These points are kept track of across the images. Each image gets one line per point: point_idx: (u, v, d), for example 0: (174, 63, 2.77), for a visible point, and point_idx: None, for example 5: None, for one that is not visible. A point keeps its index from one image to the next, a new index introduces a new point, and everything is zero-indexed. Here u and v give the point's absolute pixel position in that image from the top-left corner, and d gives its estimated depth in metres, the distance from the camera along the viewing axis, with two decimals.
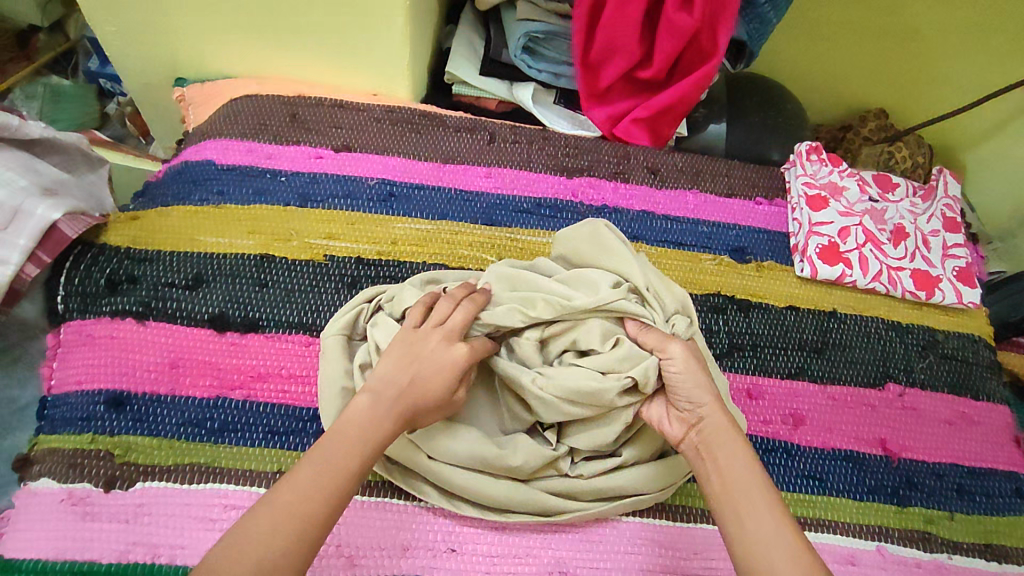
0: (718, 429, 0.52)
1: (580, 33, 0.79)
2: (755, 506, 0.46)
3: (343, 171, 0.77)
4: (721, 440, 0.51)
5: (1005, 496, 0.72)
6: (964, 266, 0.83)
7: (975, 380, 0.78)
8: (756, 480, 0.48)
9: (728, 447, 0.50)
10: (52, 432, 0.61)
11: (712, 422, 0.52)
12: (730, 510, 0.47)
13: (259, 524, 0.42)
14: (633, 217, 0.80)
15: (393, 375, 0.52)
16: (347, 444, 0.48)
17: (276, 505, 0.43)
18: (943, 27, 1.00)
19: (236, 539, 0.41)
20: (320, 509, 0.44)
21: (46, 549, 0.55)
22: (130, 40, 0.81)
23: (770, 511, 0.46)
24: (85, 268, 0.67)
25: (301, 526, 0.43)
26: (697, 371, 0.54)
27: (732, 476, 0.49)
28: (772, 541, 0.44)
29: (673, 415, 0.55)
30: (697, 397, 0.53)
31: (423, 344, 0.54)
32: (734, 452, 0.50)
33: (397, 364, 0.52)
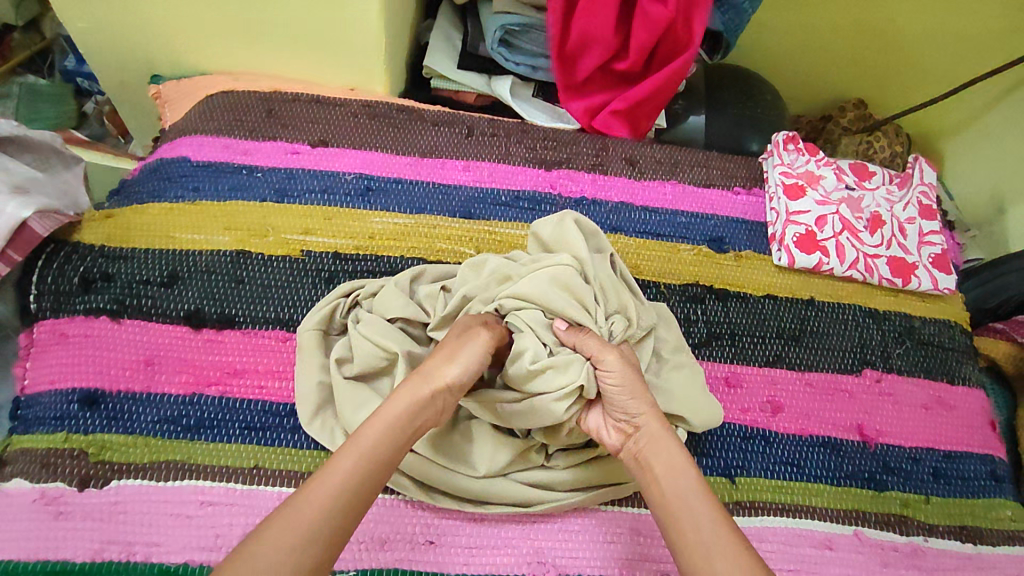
0: (654, 434, 0.53)
1: (554, 26, 0.79)
2: (691, 507, 0.47)
3: (320, 166, 0.77)
4: (661, 445, 0.52)
5: (979, 479, 0.73)
6: (940, 252, 0.83)
7: (951, 365, 0.78)
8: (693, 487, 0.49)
9: (664, 453, 0.52)
10: (25, 432, 0.60)
11: (648, 431, 0.53)
12: (671, 513, 0.48)
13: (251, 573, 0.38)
14: (612, 209, 0.80)
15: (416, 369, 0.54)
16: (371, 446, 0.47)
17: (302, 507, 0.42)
18: (920, 16, 1.01)
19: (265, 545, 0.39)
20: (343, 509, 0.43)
21: (18, 549, 0.54)
22: (102, 36, 0.80)
23: (709, 514, 0.47)
24: (58, 267, 0.66)
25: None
26: (634, 380, 0.55)
27: (670, 485, 0.49)
28: (712, 543, 0.45)
29: (610, 424, 0.56)
30: (633, 409, 0.54)
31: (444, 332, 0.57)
32: (670, 461, 0.51)
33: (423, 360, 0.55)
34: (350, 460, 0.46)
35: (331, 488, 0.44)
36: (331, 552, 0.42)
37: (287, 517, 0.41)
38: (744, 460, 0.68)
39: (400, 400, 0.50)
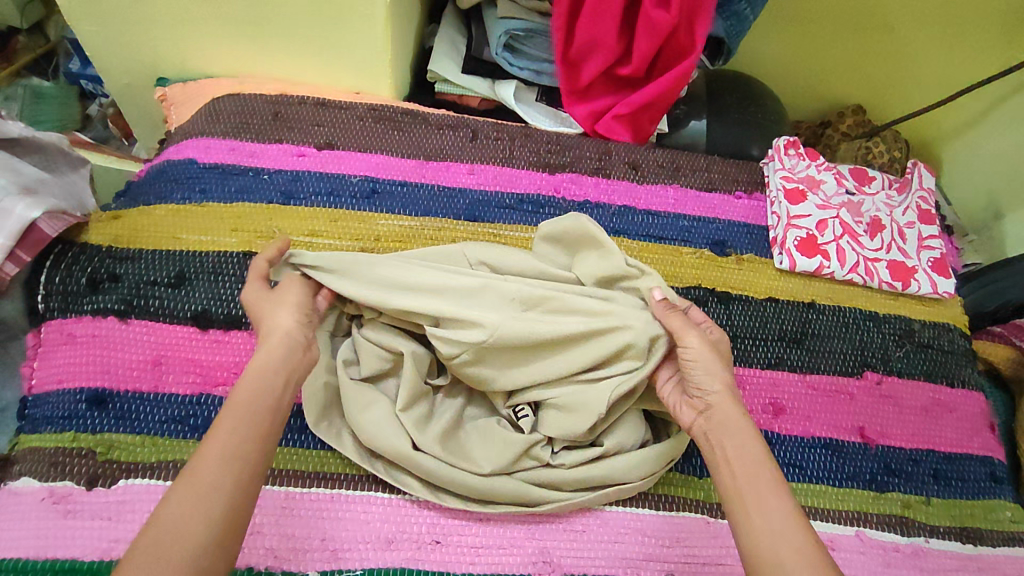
0: (726, 417, 0.53)
1: (559, 31, 0.80)
2: (761, 494, 0.47)
3: (326, 168, 0.77)
4: (734, 428, 0.52)
5: (979, 481, 0.74)
6: (939, 256, 0.84)
7: (950, 368, 0.79)
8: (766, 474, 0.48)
9: (735, 435, 0.51)
10: (33, 431, 0.60)
11: (723, 410, 0.53)
12: (737, 496, 0.48)
13: (160, 553, 0.39)
14: (615, 212, 0.81)
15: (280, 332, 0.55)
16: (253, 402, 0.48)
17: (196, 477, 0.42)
18: (918, 24, 1.02)
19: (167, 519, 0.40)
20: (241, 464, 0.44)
21: (26, 547, 0.54)
22: (109, 39, 0.80)
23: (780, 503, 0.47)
24: (66, 267, 0.67)
25: (211, 530, 0.41)
26: (709, 358, 0.55)
27: (741, 467, 0.49)
28: (779, 533, 0.45)
29: (685, 400, 0.57)
30: (707, 386, 0.54)
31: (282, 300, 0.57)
32: (742, 443, 0.51)
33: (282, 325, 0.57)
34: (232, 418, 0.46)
35: (219, 448, 0.44)
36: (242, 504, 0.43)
37: (186, 480, 0.42)
38: None
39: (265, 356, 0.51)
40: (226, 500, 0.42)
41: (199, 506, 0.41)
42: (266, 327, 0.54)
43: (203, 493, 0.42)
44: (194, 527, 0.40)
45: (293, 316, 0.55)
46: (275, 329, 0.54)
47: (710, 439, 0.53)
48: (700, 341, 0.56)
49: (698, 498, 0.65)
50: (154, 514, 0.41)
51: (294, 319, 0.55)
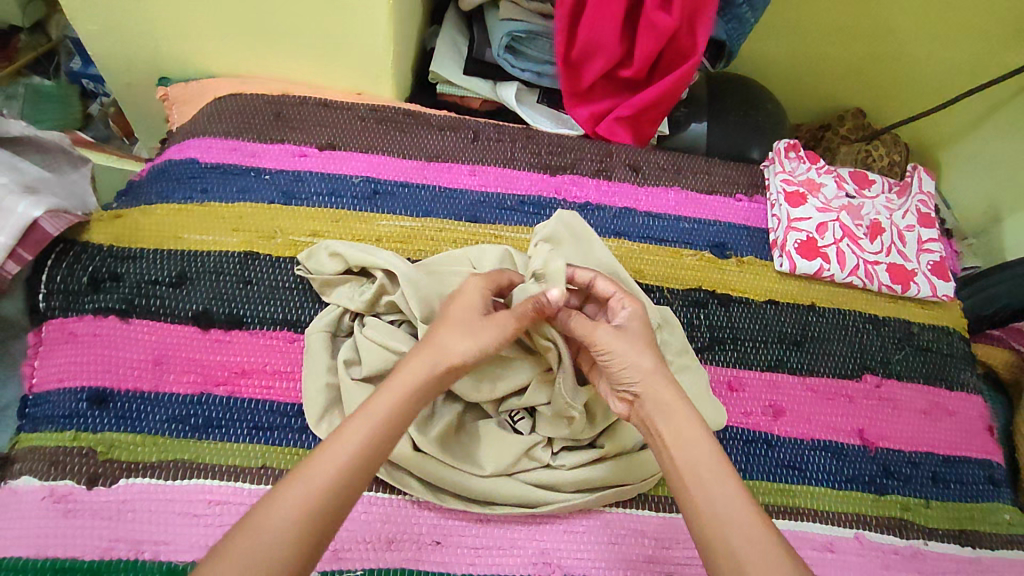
0: (660, 402, 0.52)
1: (561, 33, 0.81)
2: (706, 479, 0.47)
3: (328, 168, 0.78)
4: (670, 412, 0.51)
5: (978, 483, 0.74)
6: (938, 260, 0.85)
7: (949, 371, 0.79)
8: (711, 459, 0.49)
9: (672, 419, 0.51)
10: (34, 429, 0.60)
11: (657, 394, 0.52)
12: (683, 483, 0.48)
13: (256, 553, 0.39)
14: (616, 214, 0.81)
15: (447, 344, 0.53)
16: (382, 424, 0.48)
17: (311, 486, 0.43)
18: (918, 28, 1.03)
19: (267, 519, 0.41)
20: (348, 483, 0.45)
21: (27, 546, 0.54)
22: (111, 38, 0.80)
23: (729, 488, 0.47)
24: (67, 265, 0.67)
25: (296, 557, 0.41)
26: (630, 350, 0.54)
27: (681, 452, 0.49)
28: (727, 518, 0.45)
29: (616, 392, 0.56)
30: (632, 377, 0.53)
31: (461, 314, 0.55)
32: (679, 427, 0.50)
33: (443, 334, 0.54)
34: (364, 433, 0.47)
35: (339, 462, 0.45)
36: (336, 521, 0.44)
37: (298, 483, 0.43)
38: (747, 462, 0.69)
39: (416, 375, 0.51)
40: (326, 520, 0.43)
41: (302, 515, 0.42)
42: (435, 343, 0.53)
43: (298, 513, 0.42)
44: (280, 547, 0.40)
45: (472, 346, 0.53)
46: (443, 351, 0.52)
47: (647, 424, 0.52)
48: (607, 335, 0.55)
49: None
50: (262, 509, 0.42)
51: (472, 349, 0.53)
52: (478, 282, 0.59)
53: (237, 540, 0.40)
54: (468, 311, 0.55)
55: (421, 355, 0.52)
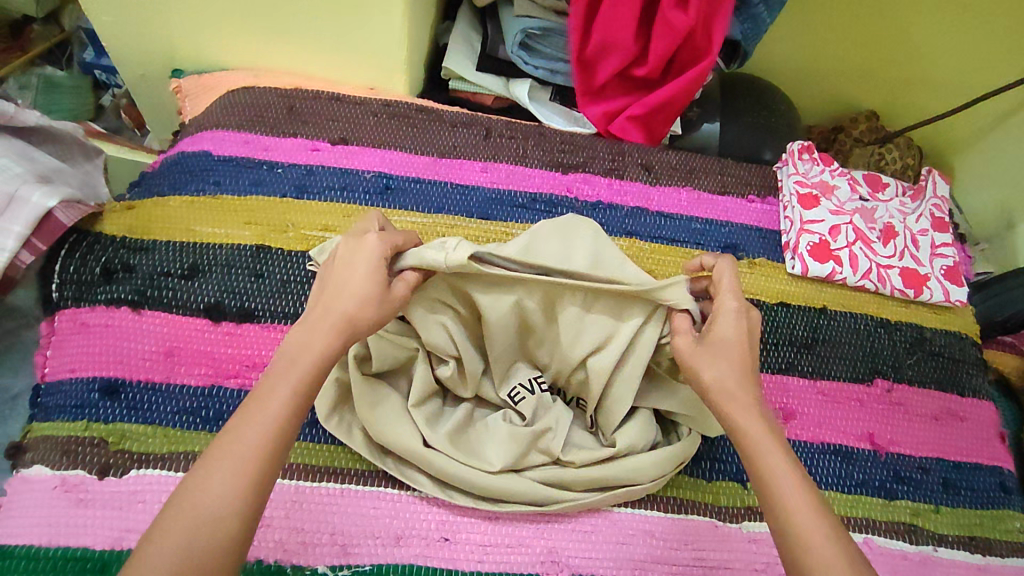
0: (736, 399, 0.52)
1: (575, 30, 0.80)
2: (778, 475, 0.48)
3: (340, 163, 0.77)
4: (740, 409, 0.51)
5: (988, 490, 0.73)
6: (952, 264, 0.84)
7: (961, 377, 0.79)
8: (782, 465, 0.48)
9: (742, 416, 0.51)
10: (46, 419, 0.61)
11: (740, 405, 0.52)
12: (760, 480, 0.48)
13: (189, 530, 0.40)
14: (628, 213, 0.81)
15: (356, 311, 0.50)
16: (298, 390, 0.47)
17: (235, 454, 0.43)
18: (935, 30, 1.02)
19: (192, 496, 0.41)
20: (273, 448, 0.44)
21: (39, 535, 0.55)
22: (126, 29, 0.80)
23: (796, 487, 0.47)
24: (80, 256, 0.67)
25: (236, 528, 0.41)
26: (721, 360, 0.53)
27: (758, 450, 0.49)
28: (800, 517, 0.45)
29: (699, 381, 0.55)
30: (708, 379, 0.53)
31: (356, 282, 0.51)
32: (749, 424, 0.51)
33: (349, 299, 0.50)
34: (278, 400, 0.46)
35: (258, 428, 0.44)
36: (264, 488, 0.43)
37: (220, 457, 0.43)
38: None
39: (321, 340, 0.49)
40: (252, 489, 0.42)
41: (222, 488, 0.41)
42: (343, 313, 0.50)
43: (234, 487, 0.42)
44: (228, 520, 0.41)
45: (379, 318, 0.51)
46: (354, 318, 0.50)
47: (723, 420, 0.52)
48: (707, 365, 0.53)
49: (707, 501, 0.65)
50: (183, 489, 0.41)
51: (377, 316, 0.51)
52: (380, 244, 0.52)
53: (163, 525, 0.40)
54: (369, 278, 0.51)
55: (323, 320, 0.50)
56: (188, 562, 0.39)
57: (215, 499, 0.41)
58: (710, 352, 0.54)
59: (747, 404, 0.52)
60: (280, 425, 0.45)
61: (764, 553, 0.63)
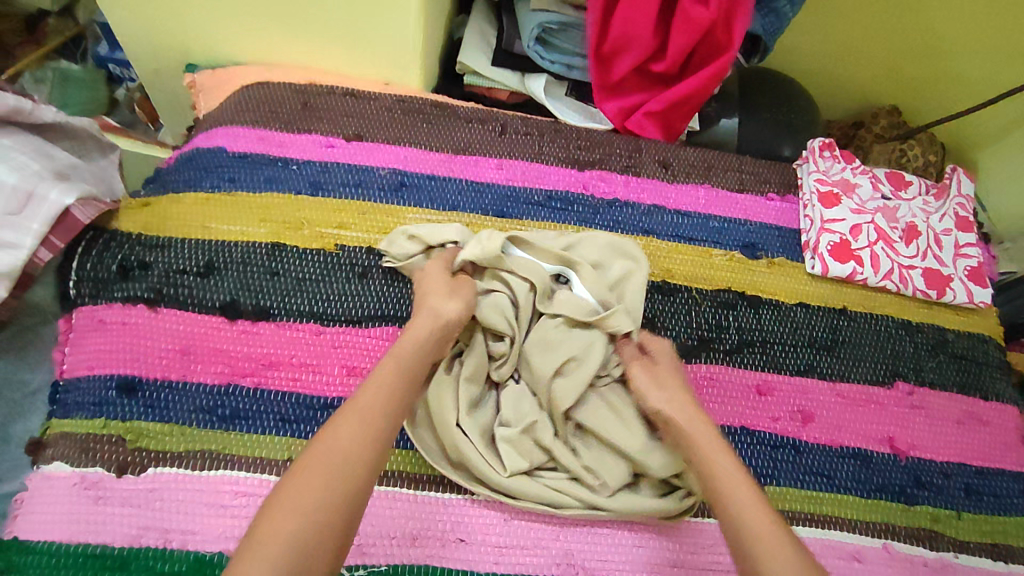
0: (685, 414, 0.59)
1: (594, 25, 0.78)
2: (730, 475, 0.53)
3: (354, 160, 0.77)
4: (692, 421, 0.58)
5: (1011, 497, 0.72)
6: (976, 265, 0.82)
7: (983, 380, 0.77)
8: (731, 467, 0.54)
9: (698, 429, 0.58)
10: (64, 415, 0.61)
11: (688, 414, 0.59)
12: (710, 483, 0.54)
13: (333, 461, 0.47)
14: (645, 211, 0.80)
15: (439, 307, 0.61)
16: (408, 363, 0.56)
17: (362, 407, 0.51)
18: (961, 24, 0.99)
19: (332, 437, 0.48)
20: (393, 407, 0.52)
21: (59, 532, 0.55)
22: (140, 23, 0.80)
23: (744, 486, 0.52)
24: (97, 254, 0.67)
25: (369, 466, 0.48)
26: (668, 381, 0.62)
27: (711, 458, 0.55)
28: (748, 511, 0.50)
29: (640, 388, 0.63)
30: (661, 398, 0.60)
31: (436, 280, 0.65)
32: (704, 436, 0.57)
33: (436, 294, 0.62)
34: (392, 372, 0.55)
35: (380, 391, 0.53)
36: (388, 437, 0.51)
37: (349, 411, 0.51)
38: (774, 468, 0.68)
39: (421, 330, 0.59)
40: (378, 435, 0.50)
41: (357, 433, 0.49)
42: (429, 306, 0.61)
43: (365, 443, 0.49)
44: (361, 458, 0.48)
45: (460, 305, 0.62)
46: (441, 314, 0.61)
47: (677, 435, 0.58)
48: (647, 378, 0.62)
49: None
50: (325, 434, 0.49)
51: (461, 309, 0.62)
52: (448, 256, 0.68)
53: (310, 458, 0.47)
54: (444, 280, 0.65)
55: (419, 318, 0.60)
56: (336, 485, 0.46)
57: (350, 443, 0.48)
58: (660, 378, 0.62)
59: (697, 420, 0.59)
60: (396, 390, 0.53)
61: None
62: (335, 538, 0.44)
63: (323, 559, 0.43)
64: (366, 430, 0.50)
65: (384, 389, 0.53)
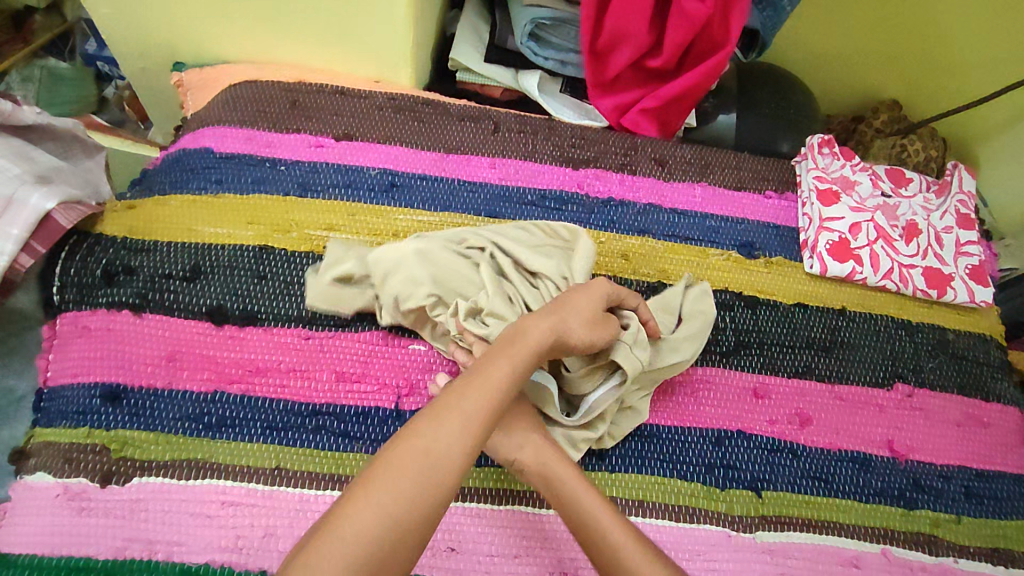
0: (545, 451, 0.56)
1: (587, 20, 0.76)
2: (595, 514, 0.51)
3: (344, 160, 0.75)
4: (553, 458, 0.55)
5: (1011, 500, 0.71)
6: (977, 263, 0.81)
7: (984, 381, 0.76)
8: (595, 503, 0.52)
9: (559, 467, 0.54)
10: (48, 425, 0.60)
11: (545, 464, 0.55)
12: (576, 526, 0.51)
13: (428, 458, 0.44)
14: (640, 211, 0.78)
15: (570, 328, 0.56)
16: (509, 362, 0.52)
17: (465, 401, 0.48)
18: (964, 16, 0.97)
19: (429, 432, 0.46)
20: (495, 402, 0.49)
21: (43, 544, 0.54)
22: (125, 22, 0.78)
23: (613, 524, 0.50)
24: (80, 259, 0.66)
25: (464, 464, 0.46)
26: (529, 419, 0.58)
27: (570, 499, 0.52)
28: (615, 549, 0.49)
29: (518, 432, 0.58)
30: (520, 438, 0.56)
31: (585, 304, 0.58)
32: (566, 473, 0.54)
33: (579, 316, 0.57)
34: (500, 363, 0.51)
35: (484, 385, 0.49)
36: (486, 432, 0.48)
37: (449, 406, 0.47)
38: (771, 473, 0.67)
39: (540, 334, 0.54)
40: (477, 432, 0.47)
41: (454, 430, 0.46)
42: (563, 319, 0.56)
43: (461, 441, 0.46)
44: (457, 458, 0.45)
45: (588, 338, 0.57)
46: (562, 333, 0.55)
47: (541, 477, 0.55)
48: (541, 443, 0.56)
49: (717, 510, 0.64)
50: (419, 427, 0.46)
51: (583, 338, 0.57)
52: (607, 288, 0.61)
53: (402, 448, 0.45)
54: (589, 309, 0.58)
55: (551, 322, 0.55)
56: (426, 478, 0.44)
57: (446, 440, 0.45)
58: (516, 417, 0.58)
59: (555, 455, 0.56)
60: (500, 386, 0.49)
61: (776, 564, 0.62)
62: (418, 538, 0.42)
63: (403, 556, 0.42)
64: (467, 433, 0.46)
65: (488, 385, 0.49)
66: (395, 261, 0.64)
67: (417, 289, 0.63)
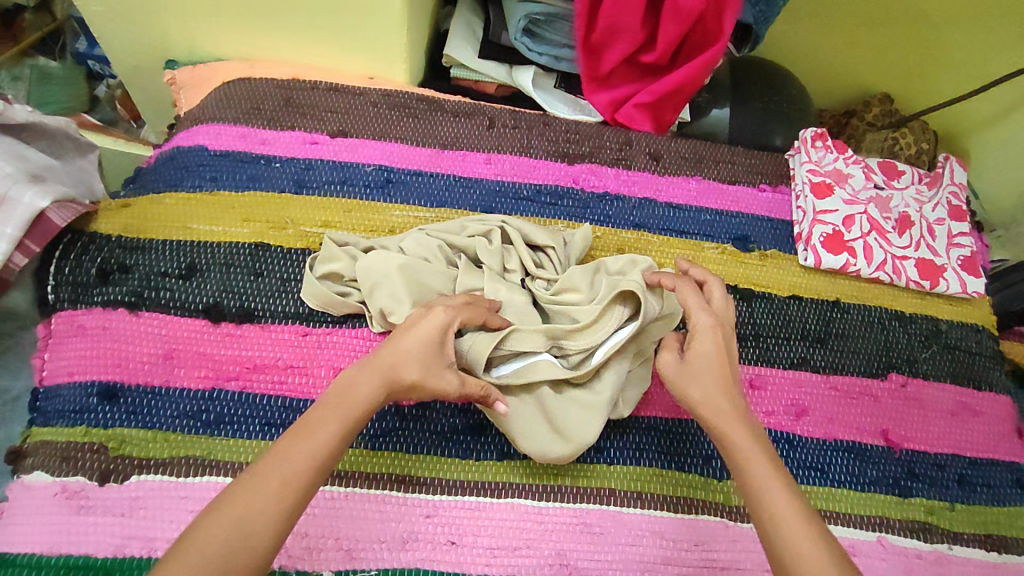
0: (721, 408, 0.52)
1: (581, 16, 0.76)
2: (768, 485, 0.47)
3: (339, 157, 0.75)
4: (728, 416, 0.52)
5: (1004, 487, 0.72)
6: (969, 255, 0.82)
7: (977, 371, 0.77)
8: (767, 474, 0.48)
9: (736, 428, 0.51)
10: (45, 424, 0.60)
11: (717, 410, 0.53)
12: (751, 493, 0.48)
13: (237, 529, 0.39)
14: (635, 205, 0.79)
15: (407, 368, 0.51)
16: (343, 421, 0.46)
17: (287, 464, 0.43)
18: (954, 10, 0.98)
19: (237, 500, 0.40)
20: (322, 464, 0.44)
21: (41, 543, 0.54)
22: (116, 20, 0.78)
23: (781, 498, 0.46)
24: (75, 258, 0.65)
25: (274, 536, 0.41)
26: (711, 365, 0.54)
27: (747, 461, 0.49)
28: (789, 526, 0.45)
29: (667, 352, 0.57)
30: (697, 388, 0.54)
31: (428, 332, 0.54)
32: (744, 435, 0.51)
33: (419, 353, 0.52)
34: (335, 421, 0.46)
35: (311, 444, 0.44)
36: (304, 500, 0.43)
37: (267, 466, 0.43)
38: None
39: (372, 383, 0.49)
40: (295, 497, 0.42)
41: (267, 495, 0.41)
42: (393, 368, 0.50)
43: (275, 508, 0.41)
44: (265, 528, 0.40)
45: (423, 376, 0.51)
46: (396, 376, 0.50)
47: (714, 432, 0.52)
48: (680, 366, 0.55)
49: (717, 501, 0.64)
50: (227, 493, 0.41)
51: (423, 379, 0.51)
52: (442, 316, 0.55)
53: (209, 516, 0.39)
54: (424, 344, 0.53)
55: (375, 371, 0.50)
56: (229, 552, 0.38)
57: (259, 509, 0.40)
58: (695, 364, 0.55)
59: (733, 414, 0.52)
60: (328, 446, 0.45)
61: None
62: None
63: None
64: (280, 501, 0.41)
65: (312, 446, 0.44)
66: (382, 270, 0.64)
67: (400, 306, 0.62)
